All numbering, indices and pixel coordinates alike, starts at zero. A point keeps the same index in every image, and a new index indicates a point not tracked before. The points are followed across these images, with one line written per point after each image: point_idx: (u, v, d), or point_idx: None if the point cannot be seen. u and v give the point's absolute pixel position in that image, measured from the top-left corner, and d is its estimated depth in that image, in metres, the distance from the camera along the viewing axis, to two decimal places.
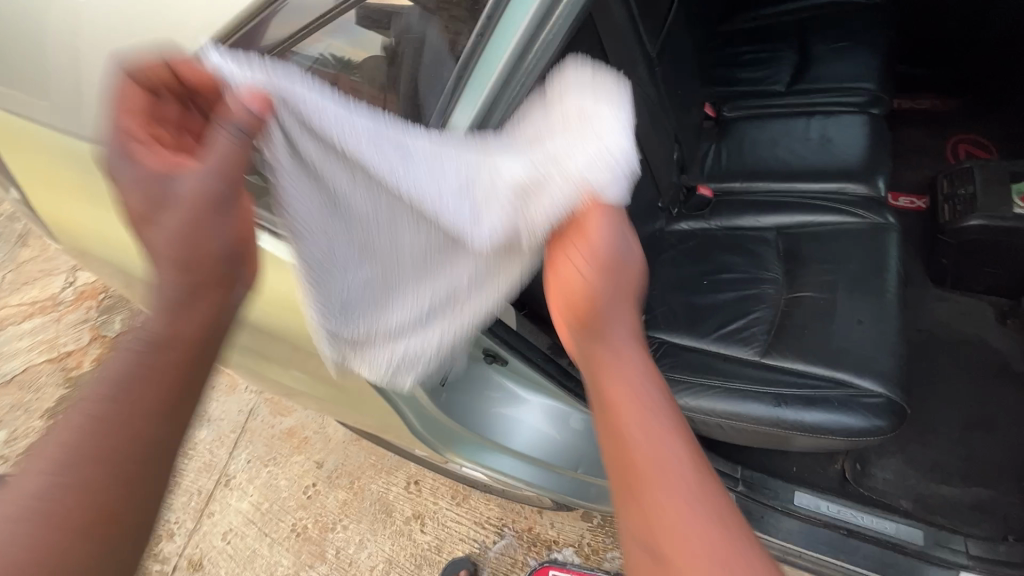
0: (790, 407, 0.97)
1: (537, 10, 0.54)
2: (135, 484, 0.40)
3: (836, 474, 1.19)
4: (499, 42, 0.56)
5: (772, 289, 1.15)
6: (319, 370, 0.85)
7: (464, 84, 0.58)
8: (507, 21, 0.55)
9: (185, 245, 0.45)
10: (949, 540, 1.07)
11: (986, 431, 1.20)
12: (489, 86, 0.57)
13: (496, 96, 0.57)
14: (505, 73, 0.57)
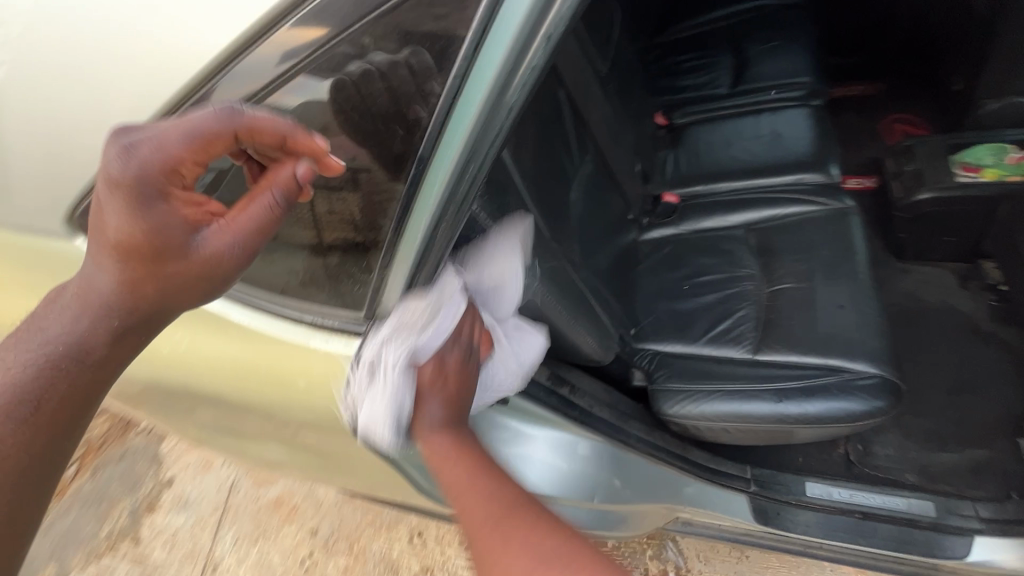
0: (791, 401, 0.97)
1: (515, 41, 0.43)
2: (45, 444, 0.54)
3: (840, 458, 1.20)
4: (464, 108, 0.48)
5: (752, 285, 1.17)
6: (306, 439, 0.78)
7: (434, 148, 0.51)
8: (475, 76, 0.46)
9: (141, 277, 0.53)
10: (958, 507, 1.08)
11: (970, 393, 1.24)
12: (455, 160, 0.50)
13: (462, 169, 0.51)
14: (473, 140, 0.49)
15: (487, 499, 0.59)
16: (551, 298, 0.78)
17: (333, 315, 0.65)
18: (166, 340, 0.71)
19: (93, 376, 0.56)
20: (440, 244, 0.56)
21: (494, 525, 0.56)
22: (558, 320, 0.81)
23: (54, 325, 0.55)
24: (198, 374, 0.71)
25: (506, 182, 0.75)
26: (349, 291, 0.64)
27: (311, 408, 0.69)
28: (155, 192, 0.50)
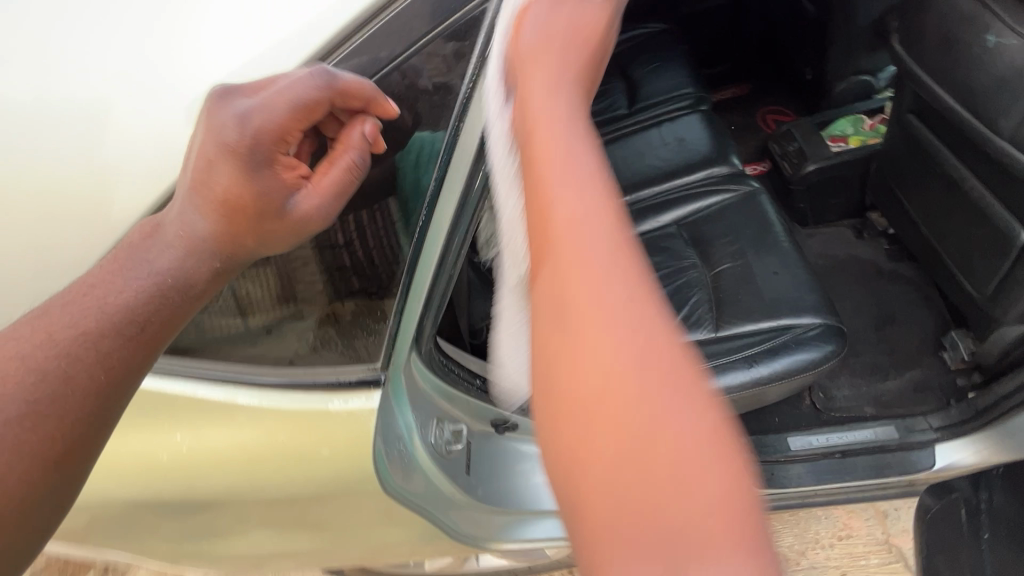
0: (761, 363, 1.08)
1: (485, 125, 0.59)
2: (81, 415, 0.50)
3: (808, 409, 1.32)
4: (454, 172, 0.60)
5: (697, 273, 1.28)
6: (327, 519, 0.75)
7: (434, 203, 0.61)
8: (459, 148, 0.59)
9: (238, 226, 0.57)
10: (915, 424, 1.22)
11: (893, 324, 1.41)
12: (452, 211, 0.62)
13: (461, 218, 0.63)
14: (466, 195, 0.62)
15: (609, 275, 0.38)
16: None
17: (338, 372, 0.66)
18: (157, 451, 0.66)
19: (161, 326, 0.55)
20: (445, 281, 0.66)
21: (606, 321, 0.37)
22: None
23: (149, 270, 0.56)
24: (200, 477, 0.66)
25: None
26: (364, 343, 0.66)
27: (335, 480, 0.67)
28: (264, 155, 0.56)
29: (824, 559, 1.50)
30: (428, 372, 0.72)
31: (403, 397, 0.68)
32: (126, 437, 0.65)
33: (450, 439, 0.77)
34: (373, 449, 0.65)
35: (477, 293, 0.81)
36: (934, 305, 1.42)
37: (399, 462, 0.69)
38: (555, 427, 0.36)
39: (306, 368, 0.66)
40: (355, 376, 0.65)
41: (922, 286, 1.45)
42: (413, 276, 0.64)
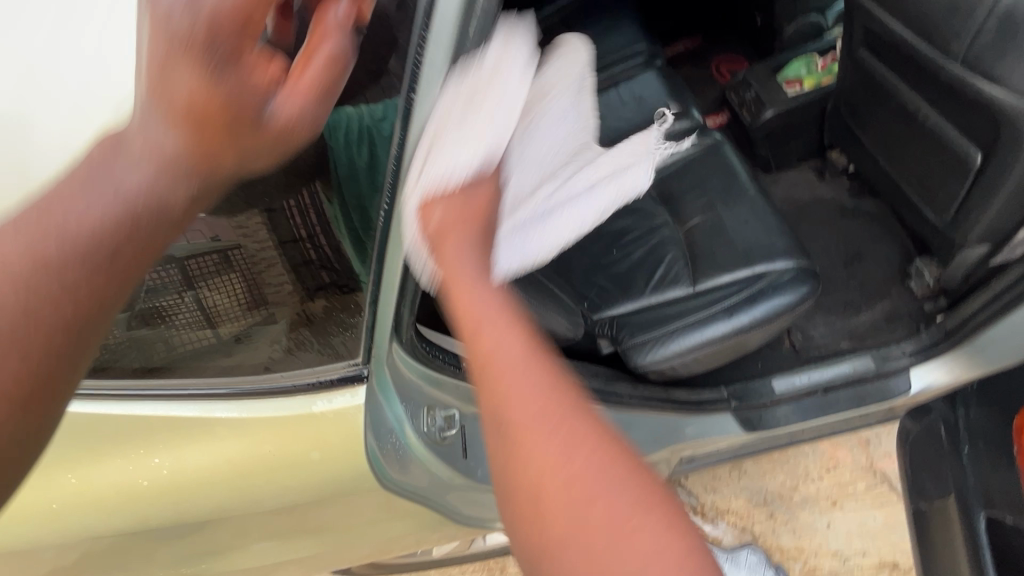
0: (740, 312, 1.10)
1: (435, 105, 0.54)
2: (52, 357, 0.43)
3: (789, 351, 1.35)
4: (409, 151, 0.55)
5: (670, 231, 1.27)
6: (327, 522, 0.73)
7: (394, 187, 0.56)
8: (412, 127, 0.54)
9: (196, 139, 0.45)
10: (889, 353, 1.25)
11: (861, 259, 1.45)
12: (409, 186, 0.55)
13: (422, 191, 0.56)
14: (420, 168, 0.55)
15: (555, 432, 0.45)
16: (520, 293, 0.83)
17: (319, 372, 0.64)
18: (137, 478, 0.62)
19: (137, 253, 0.45)
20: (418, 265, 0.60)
21: (563, 461, 0.44)
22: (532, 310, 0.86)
23: (105, 182, 0.44)
24: (187, 498, 0.64)
25: None
26: (340, 340, 0.64)
27: (330, 482, 0.65)
28: (226, 45, 0.41)
29: (815, 491, 1.57)
30: (411, 360, 0.68)
31: (388, 390, 0.66)
32: (101, 468, 0.62)
33: (443, 425, 0.72)
34: (364, 447, 0.64)
35: None
36: (896, 237, 1.47)
37: (398, 455, 0.68)
38: (547, 562, 0.43)
39: (286, 372, 0.64)
40: (336, 375, 0.64)
41: (884, 219, 1.49)
42: (382, 266, 0.59)
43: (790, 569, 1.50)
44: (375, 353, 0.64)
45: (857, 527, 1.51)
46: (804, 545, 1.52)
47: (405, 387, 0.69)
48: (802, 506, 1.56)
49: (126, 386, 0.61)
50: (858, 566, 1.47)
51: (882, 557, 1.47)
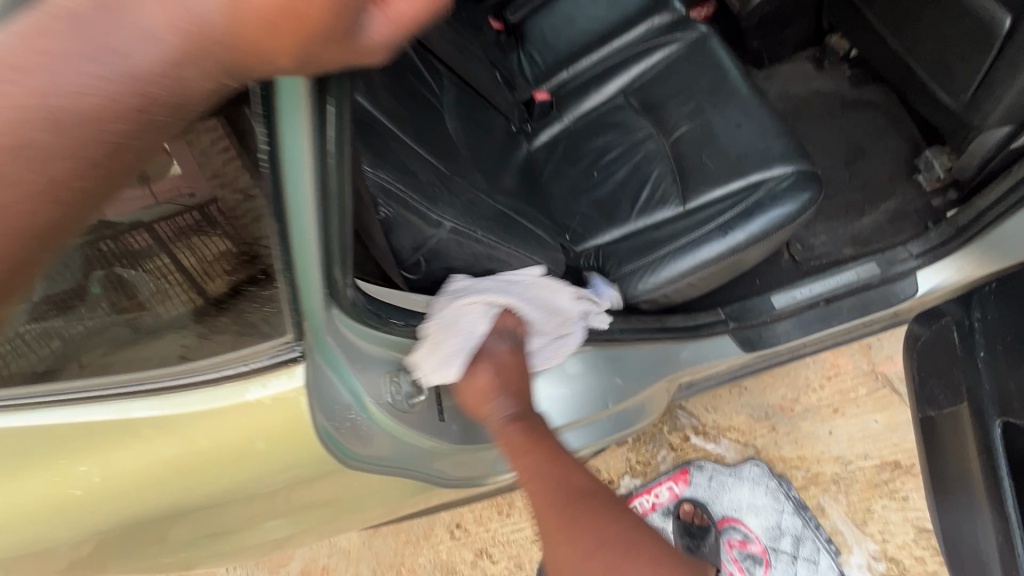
0: (736, 229, 1.00)
1: (313, 135, 0.39)
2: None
3: (788, 263, 1.27)
4: (290, 152, 0.39)
5: (654, 144, 1.16)
6: (300, 504, 0.68)
7: (279, 177, 0.41)
8: (286, 122, 0.38)
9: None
10: (896, 256, 1.17)
11: (863, 156, 1.33)
12: (309, 191, 0.42)
13: (326, 187, 0.43)
14: (318, 171, 0.41)
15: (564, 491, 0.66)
16: (484, 236, 0.72)
17: (245, 354, 0.52)
18: (74, 486, 0.56)
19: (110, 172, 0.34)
20: (341, 249, 0.49)
21: (571, 524, 0.63)
22: (504, 252, 0.75)
23: (112, 33, 0.30)
24: (132, 502, 0.57)
25: (376, 139, 0.66)
26: (262, 317, 0.52)
27: (288, 471, 0.58)
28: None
29: (816, 401, 1.55)
30: (355, 324, 0.58)
31: (336, 363, 0.56)
32: (29, 481, 0.55)
33: (410, 392, 0.64)
34: (317, 431, 0.55)
35: (400, 226, 0.65)
36: (902, 128, 1.34)
37: (361, 431, 0.60)
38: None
39: (201, 359, 0.53)
40: (266, 355, 0.52)
41: (888, 110, 1.36)
42: (290, 250, 0.46)
43: (794, 479, 1.50)
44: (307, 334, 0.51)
45: (859, 431, 1.51)
46: (806, 454, 1.52)
47: (353, 352, 0.58)
48: (804, 417, 1.55)
49: (33, 392, 0.53)
50: (860, 469, 1.48)
51: (884, 458, 1.47)
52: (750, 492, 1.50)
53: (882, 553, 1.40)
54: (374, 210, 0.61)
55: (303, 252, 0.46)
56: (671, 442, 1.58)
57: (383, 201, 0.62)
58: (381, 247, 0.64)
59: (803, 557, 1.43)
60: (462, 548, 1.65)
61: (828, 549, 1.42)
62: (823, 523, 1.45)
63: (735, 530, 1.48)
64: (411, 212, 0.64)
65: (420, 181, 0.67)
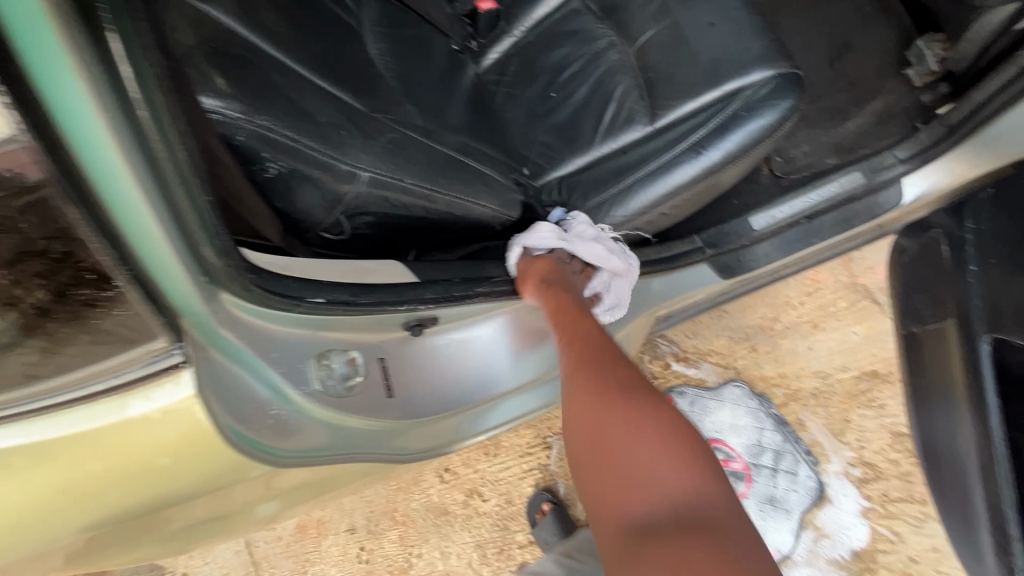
0: (710, 148, 0.89)
1: (79, 64, 0.36)
2: None
3: (768, 179, 1.18)
4: (62, 99, 0.36)
5: (617, 54, 1.02)
6: (243, 502, 0.61)
7: (67, 144, 0.38)
8: (44, 64, 0.35)
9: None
10: (881, 162, 1.09)
11: (849, 51, 1.20)
12: (115, 147, 0.39)
13: (142, 138, 0.41)
14: (118, 118, 0.39)
15: (604, 386, 0.68)
16: (405, 177, 0.63)
17: (118, 365, 0.47)
18: None
19: None
20: (187, 217, 0.46)
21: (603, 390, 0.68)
22: (438, 200, 0.67)
23: None
24: (43, 525, 0.51)
25: (266, 82, 0.57)
26: (119, 322, 0.46)
27: (209, 477, 0.52)
28: None
29: (796, 317, 1.53)
30: (247, 305, 0.53)
31: (241, 357, 0.52)
32: None
33: (345, 372, 0.61)
34: (225, 437, 0.49)
35: (303, 180, 0.59)
36: (891, 16, 1.21)
37: (290, 425, 0.56)
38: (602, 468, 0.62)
39: (76, 372, 0.48)
40: (142, 364, 0.46)
41: None
42: (119, 226, 0.42)
43: (774, 396, 1.51)
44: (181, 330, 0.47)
45: (838, 343, 1.50)
46: (786, 371, 1.51)
47: (259, 335, 0.54)
48: (784, 335, 1.53)
49: None
50: (838, 381, 1.48)
51: (862, 369, 1.48)
52: (732, 413, 1.51)
53: (859, 459, 1.44)
54: (262, 155, 0.56)
55: (138, 224, 0.42)
56: (652, 371, 1.57)
57: (271, 157, 0.56)
58: (285, 205, 0.61)
59: (783, 469, 1.46)
60: (453, 491, 1.66)
61: (807, 460, 1.46)
62: (803, 436, 1.47)
63: (718, 451, 1.51)
64: (310, 166, 0.57)
65: (321, 125, 0.58)
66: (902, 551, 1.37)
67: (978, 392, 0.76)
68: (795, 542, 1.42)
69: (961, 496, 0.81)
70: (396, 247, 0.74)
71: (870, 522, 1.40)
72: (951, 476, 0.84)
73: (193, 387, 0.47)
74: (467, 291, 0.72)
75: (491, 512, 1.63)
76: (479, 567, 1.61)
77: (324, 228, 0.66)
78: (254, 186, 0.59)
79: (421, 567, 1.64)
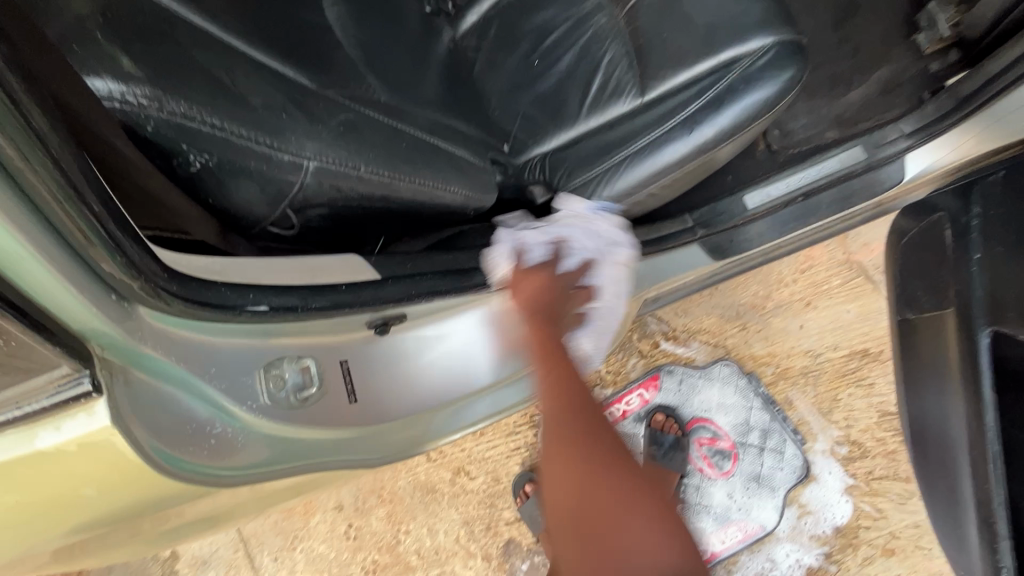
0: (703, 124, 0.82)
1: None
2: None
3: (764, 155, 1.12)
4: None
5: (605, 17, 0.93)
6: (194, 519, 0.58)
7: None
8: None
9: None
10: (884, 137, 1.03)
11: (855, 14, 1.13)
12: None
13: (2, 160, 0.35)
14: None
15: (607, 455, 0.58)
16: (358, 166, 0.58)
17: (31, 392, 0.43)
18: None
19: None
20: (75, 235, 0.41)
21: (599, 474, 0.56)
22: (398, 191, 0.62)
23: None
24: None
25: (191, 69, 0.52)
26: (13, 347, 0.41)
27: (145, 505, 0.48)
28: None
29: (788, 295, 1.49)
30: (175, 315, 0.50)
31: (173, 374, 0.49)
32: None
33: (298, 381, 0.59)
34: (155, 465, 0.45)
35: (236, 174, 0.55)
36: None
37: (237, 443, 0.53)
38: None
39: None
40: (54, 392, 0.43)
41: None
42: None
43: (763, 375, 1.49)
44: (88, 352, 0.43)
45: (830, 322, 1.47)
46: (776, 349, 1.49)
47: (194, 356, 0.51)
48: (775, 314, 1.50)
49: None
50: (829, 360, 1.46)
51: (853, 348, 1.45)
52: (720, 392, 1.50)
53: (846, 438, 1.43)
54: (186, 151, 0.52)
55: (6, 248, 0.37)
56: (641, 350, 1.55)
57: (194, 152, 0.52)
58: (222, 204, 0.58)
59: (770, 448, 1.46)
60: (440, 469, 1.65)
61: (794, 439, 1.45)
62: (790, 415, 1.46)
63: (705, 430, 1.50)
64: (244, 158, 0.53)
65: (257, 112, 0.54)
66: (884, 527, 1.38)
67: (975, 385, 0.73)
68: (778, 519, 1.43)
69: (950, 490, 0.78)
70: (354, 237, 0.70)
71: (854, 500, 1.40)
72: (942, 469, 0.82)
73: (112, 414, 0.43)
74: (433, 287, 0.68)
75: (478, 490, 1.63)
76: (466, 543, 1.62)
77: (270, 225, 0.62)
78: (180, 183, 0.55)
79: (409, 543, 1.65)
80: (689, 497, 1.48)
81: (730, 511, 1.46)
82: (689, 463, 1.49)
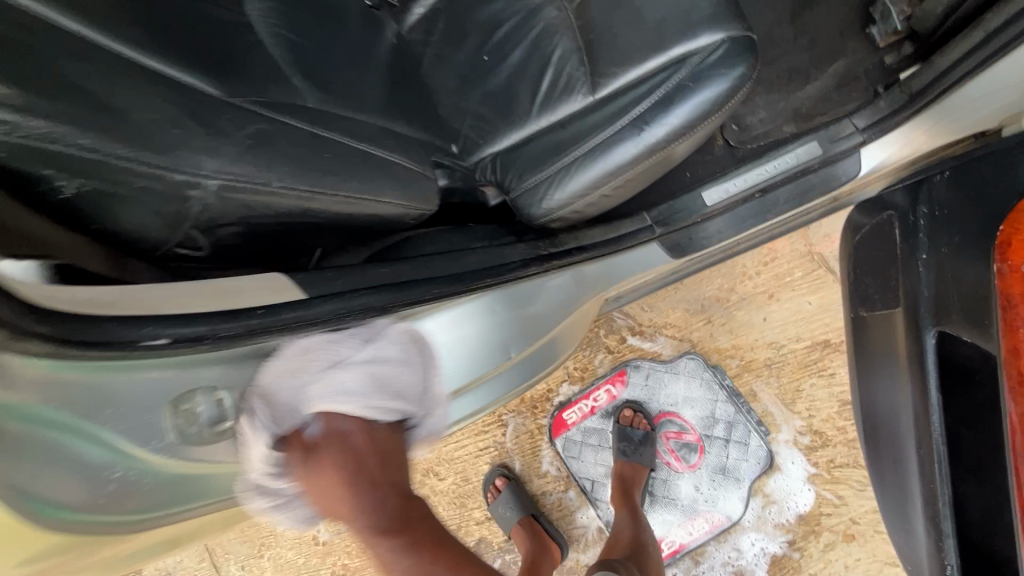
0: (654, 123, 0.80)
1: None
2: None
3: (722, 150, 1.11)
4: None
5: (555, 9, 0.90)
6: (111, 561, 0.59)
7: None
8: None
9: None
10: (839, 131, 1.03)
11: (812, 6, 1.12)
12: None
13: None
14: None
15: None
16: (273, 180, 0.56)
17: None
18: None
19: None
20: None
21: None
22: (325, 203, 0.61)
23: None
24: None
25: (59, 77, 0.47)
26: None
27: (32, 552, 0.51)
28: None
29: (752, 288, 1.50)
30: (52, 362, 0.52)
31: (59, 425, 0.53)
32: None
33: (212, 413, 0.62)
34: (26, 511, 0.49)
35: (126, 199, 0.53)
36: None
37: (132, 483, 0.57)
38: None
39: None
40: None
41: None
42: None
43: (728, 367, 1.50)
44: None
45: (792, 314, 1.48)
46: (740, 342, 1.50)
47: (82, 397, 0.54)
48: (739, 306, 1.50)
49: None
50: (791, 351, 1.47)
51: (815, 339, 1.47)
52: (686, 386, 1.51)
53: (808, 428, 1.45)
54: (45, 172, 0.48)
55: None
56: (608, 345, 1.55)
57: (65, 180, 0.49)
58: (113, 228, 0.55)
59: (735, 440, 1.47)
60: None
61: (758, 430, 1.46)
62: (755, 407, 1.48)
63: (672, 424, 1.51)
64: (134, 179, 0.51)
65: (138, 125, 0.50)
66: (845, 513, 1.41)
67: (924, 386, 0.73)
68: (743, 509, 1.45)
69: (899, 487, 0.80)
70: (283, 251, 0.67)
71: (816, 488, 1.43)
72: (891, 467, 0.83)
73: None
74: (364, 303, 0.64)
75: (447, 490, 1.61)
76: None
77: (175, 245, 0.59)
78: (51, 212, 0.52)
79: None
80: (655, 489, 1.50)
81: (697, 503, 1.47)
82: (656, 457, 1.50)
